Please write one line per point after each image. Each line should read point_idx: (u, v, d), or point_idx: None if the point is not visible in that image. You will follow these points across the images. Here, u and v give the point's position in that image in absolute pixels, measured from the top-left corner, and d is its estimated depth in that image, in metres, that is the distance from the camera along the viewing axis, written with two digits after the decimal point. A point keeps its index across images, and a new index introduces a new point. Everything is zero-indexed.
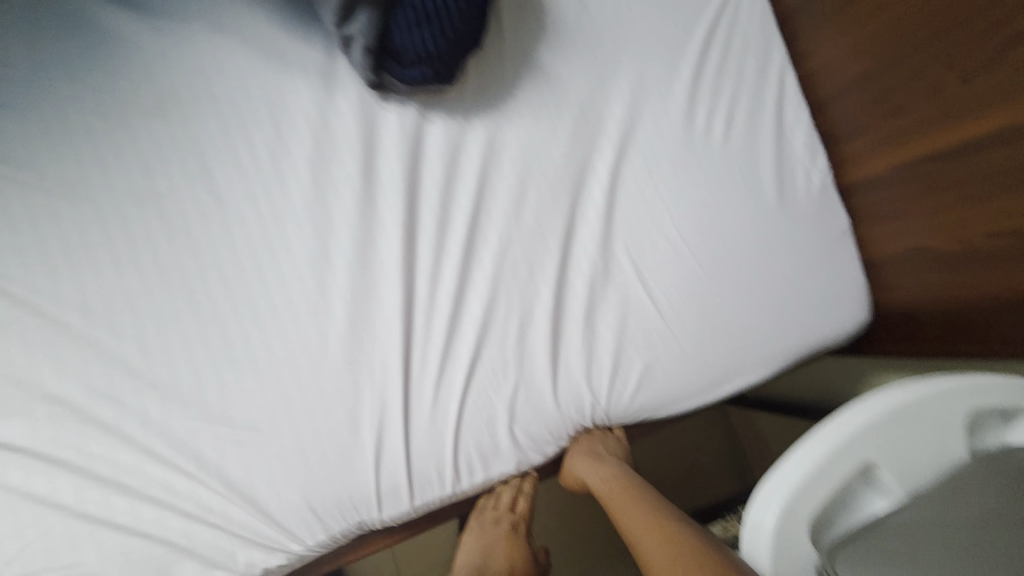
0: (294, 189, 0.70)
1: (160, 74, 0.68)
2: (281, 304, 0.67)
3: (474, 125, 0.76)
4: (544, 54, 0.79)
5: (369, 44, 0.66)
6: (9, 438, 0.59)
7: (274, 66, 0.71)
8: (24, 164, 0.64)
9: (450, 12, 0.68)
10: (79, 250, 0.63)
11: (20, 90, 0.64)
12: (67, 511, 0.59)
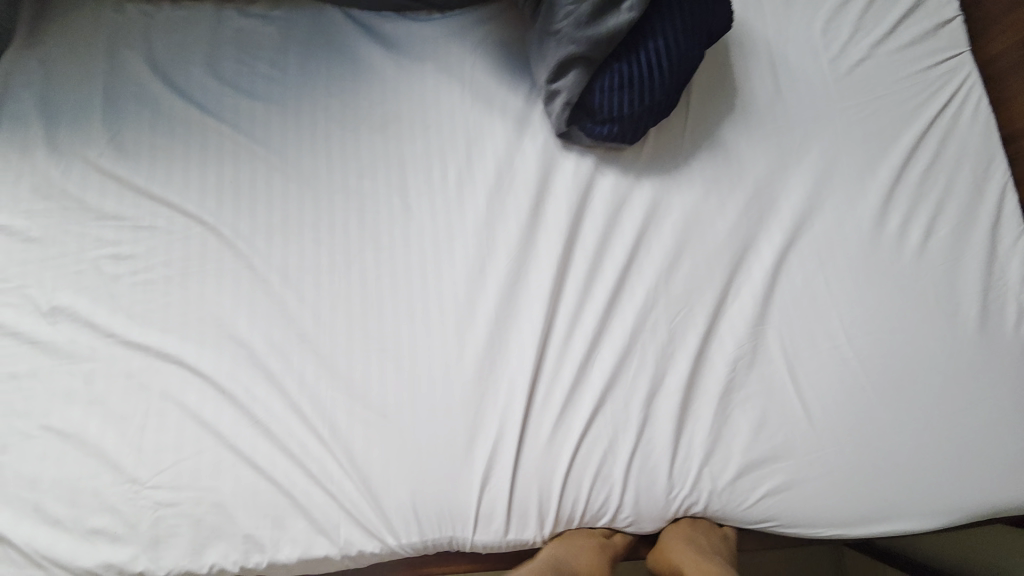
0: (469, 210, 0.77)
1: (390, 100, 0.81)
2: (434, 309, 0.72)
3: (642, 184, 0.78)
4: (728, 131, 0.80)
5: (570, 100, 0.72)
6: (199, 362, 0.67)
7: (479, 109, 0.81)
8: (274, 146, 0.77)
9: (653, 82, 0.71)
10: (294, 226, 0.74)
11: (288, 90, 0.79)
12: (221, 439, 0.64)
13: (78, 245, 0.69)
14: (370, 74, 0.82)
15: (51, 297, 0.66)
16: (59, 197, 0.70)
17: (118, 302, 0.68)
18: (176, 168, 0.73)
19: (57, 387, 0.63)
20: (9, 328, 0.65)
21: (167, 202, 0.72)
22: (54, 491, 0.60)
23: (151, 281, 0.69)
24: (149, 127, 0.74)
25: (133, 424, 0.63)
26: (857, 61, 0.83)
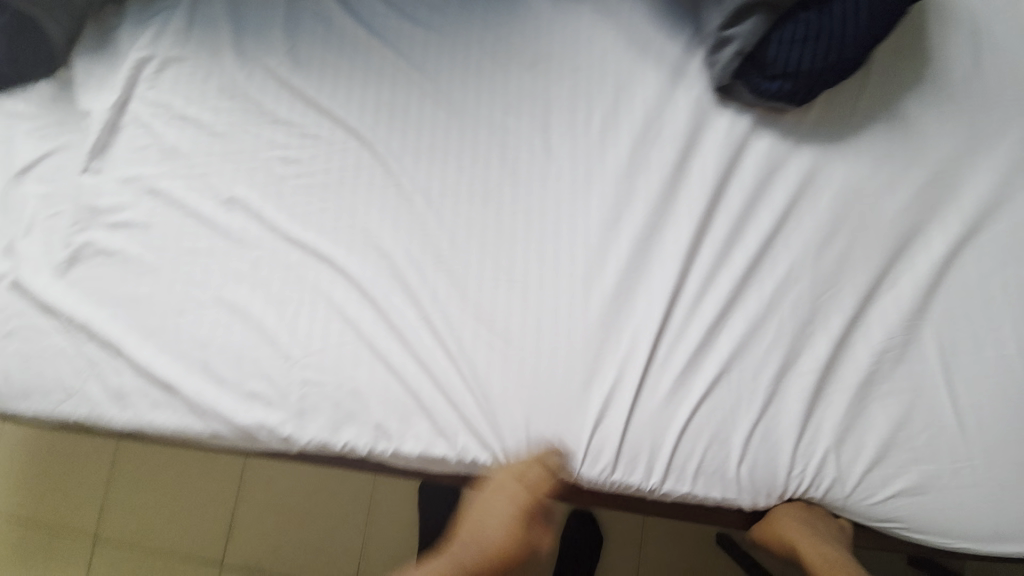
0: (611, 157, 0.75)
1: (543, 36, 0.79)
2: (566, 250, 0.72)
3: (802, 150, 0.71)
4: (910, 103, 0.71)
5: (741, 49, 0.67)
6: (349, 265, 0.71)
7: (633, 54, 0.77)
8: (429, 72, 0.78)
9: (843, 35, 0.64)
10: (440, 151, 0.76)
11: (446, 16, 0.79)
12: (361, 336, 0.70)
13: (253, 144, 0.74)
14: (525, 7, 0.80)
15: (228, 188, 0.72)
16: (241, 98, 0.75)
17: (282, 201, 0.73)
18: (342, 82, 0.76)
19: (229, 266, 0.70)
20: (189, 209, 0.71)
21: (331, 114, 0.75)
22: (222, 354, 0.67)
23: (310, 186, 0.74)
24: (323, 40, 0.77)
25: (289, 308, 0.70)
26: None
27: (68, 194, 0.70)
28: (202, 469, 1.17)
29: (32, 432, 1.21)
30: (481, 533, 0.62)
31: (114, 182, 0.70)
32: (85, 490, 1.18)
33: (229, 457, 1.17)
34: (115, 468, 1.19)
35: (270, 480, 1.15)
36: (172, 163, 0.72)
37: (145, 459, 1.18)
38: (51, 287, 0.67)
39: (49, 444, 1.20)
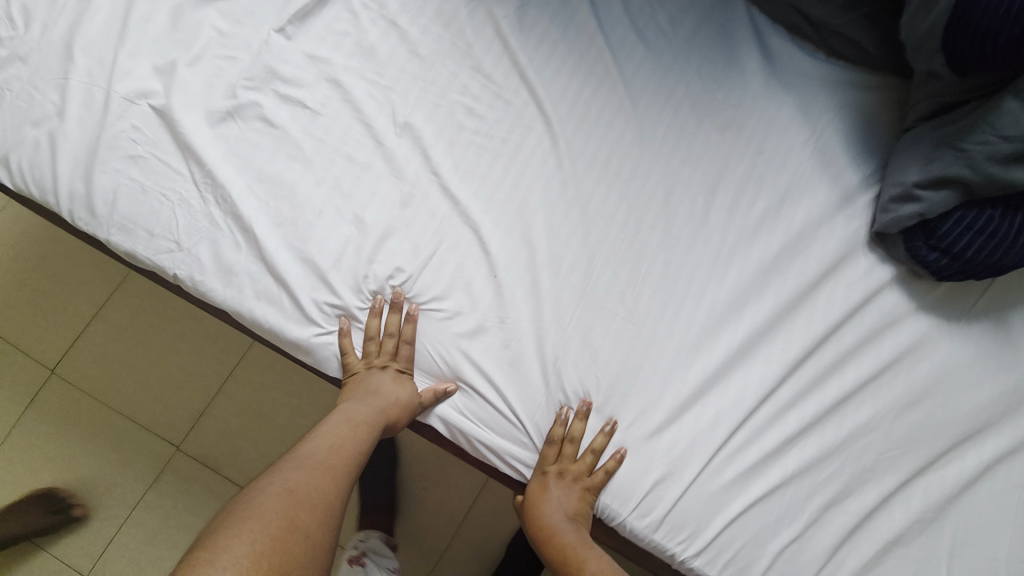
0: (758, 247, 0.77)
1: (743, 108, 0.80)
2: (687, 312, 0.73)
3: (918, 316, 0.77)
4: (1021, 318, 0.77)
5: (924, 212, 0.72)
6: (490, 238, 0.69)
7: (814, 165, 0.80)
8: (632, 90, 0.77)
9: (1014, 243, 0.69)
10: (611, 170, 0.76)
11: (669, 48, 0.79)
12: (475, 310, 0.68)
13: (448, 82, 0.71)
14: (738, 74, 0.81)
15: (407, 112, 0.69)
16: (456, 33, 0.72)
17: (452, 148, 0.71)
18: (553, 62, 0.75)
19: (379, 189, 0.67)
20: (363, 115, 0.67)
21: (531, 87, 0.73)
22: (340, 273, 0.64)
23: (483, 146, 0.72)
24: (553, 15, 0.75)
25: (421, 256, 0.67)
26: None
27: (249, 44, 0.65)
28: (203, 337, 1.10)
29: (43, 223, 1.12)
30: (377, 402, 0.61)
31: (301, 55, 0.66)
32: (71, 305, 1.10)
33: (236, 337, 1.10)
34: (113, 299, 1.11)
35: (267, 378, 1.09)
36: (364, 63, 0.68)
37: (147, 303, 1.10)
38: (198, 130, 0.62)
39: (54, 244, 1.11)
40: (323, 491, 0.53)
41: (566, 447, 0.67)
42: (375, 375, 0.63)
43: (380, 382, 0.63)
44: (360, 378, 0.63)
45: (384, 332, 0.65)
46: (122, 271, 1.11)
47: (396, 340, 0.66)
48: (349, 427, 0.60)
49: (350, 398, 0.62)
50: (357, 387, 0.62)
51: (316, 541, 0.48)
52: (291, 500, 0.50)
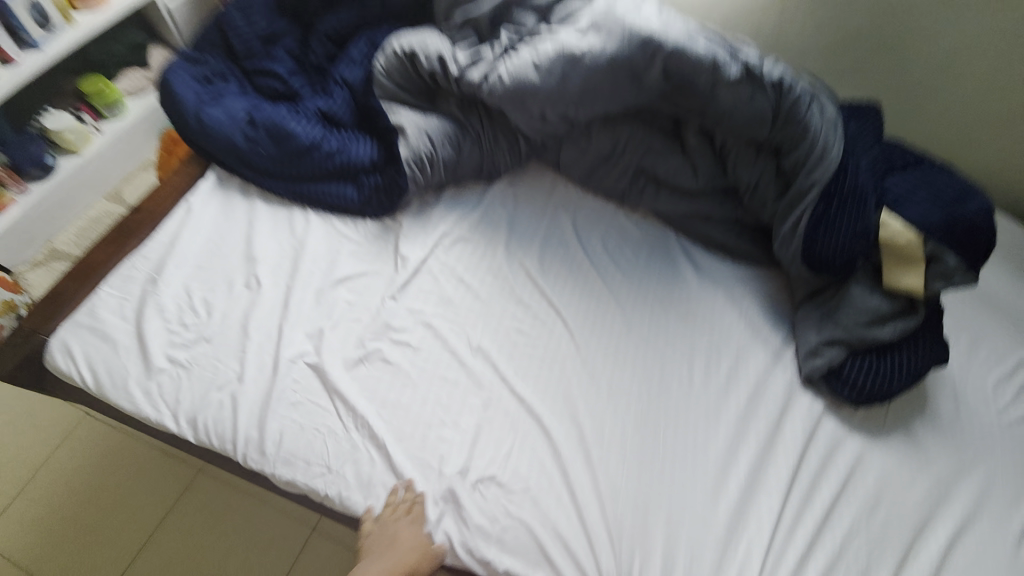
0: (733, 400, 1.06)
1: (693, 302, 1.16)
2: (700, 461, 0.97)
3: (854, 436, 1.06)
4: (918, 427, 1.09)
5: (830, 363, 1.05)
6: (551, 425, 0.92)
7: (751, 335, 1.14)
8: (620, 302, 1.11)
9: (888, 379, 1.03)
10: (622, 359, 1.04)
11: (637, 270, 1.16)
12: (551, 484, 0.87)
13: (501, 312, 1.01)
14: (685, 279, 1.18)
15: (478, 339, 0.97)
16: (502, 279, 1.05)
17: (512, 359, 0.97)
18: (568, 289, 1.08)
19: (467, 399, 0.90)
20: (449, 346, 0.94)
21: (556, 308, 1.05)
22: (449, 472, 0.83)
23: (532, 354, 0.99)
24: (561, 259, 1.11)
25: (504, 448, 0.88)
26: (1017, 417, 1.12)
27: (369, 309, 0.93)
28: (259, 538, 1.13)
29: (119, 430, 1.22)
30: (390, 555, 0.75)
31: (404, 311, 0.95)
32: (140, 509, 1.15)
33: (304, 513, 1.15)
34: (183, 497, 1.16)
35: (331, 560, 1.10)
36: (444, 309, 0.98)
37: (215, 495, 1.16)
38: (340, 376, 0.85)
39: (127, 451, 1.20)
40: None
41: None
42: (386, 531, 0.77)
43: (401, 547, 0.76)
44: (376, 535, 0.77)
45: (398, 509, 0.79)
46: (194, 467, 1.19)
47: (410, 517, 0.78)
48: None
49: (372, 553, 0.77)
50: (379, 533, 0.77)
51: None
52: None
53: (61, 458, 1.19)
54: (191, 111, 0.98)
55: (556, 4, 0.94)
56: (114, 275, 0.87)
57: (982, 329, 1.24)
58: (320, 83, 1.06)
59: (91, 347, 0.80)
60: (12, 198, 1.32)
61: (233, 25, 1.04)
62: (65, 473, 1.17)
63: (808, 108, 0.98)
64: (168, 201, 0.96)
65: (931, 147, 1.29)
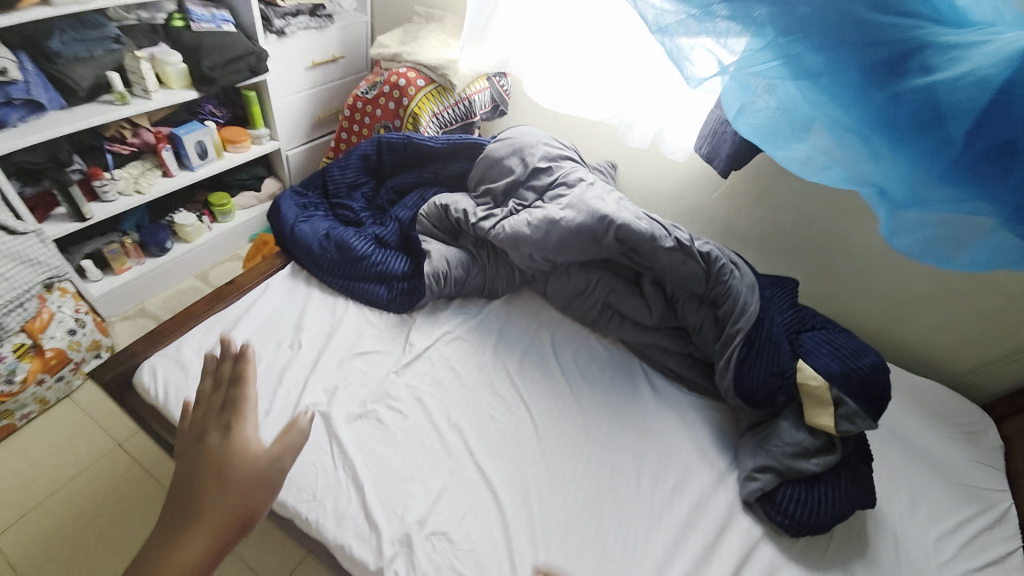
0: (676, 511, 1.16)
1: (648, 419, 1.33)
2: (637, 563, 1.06)
3: (791, 566, 1.13)
4: (856, 569, 1.15)
5: (762, 487, 1.18)
6: (505, 501, 1.06)
7: (697, 455, 1.29)
8: (582, 409, 1.31)
9: (818, 510, 1.13)
10: (577, 456, 1.20)
11: (601, 385, 1.38)
12: (497, 553, 0.99)
13: (480, 400, 1.24)
14: (643, 399, 1.38)
15: (456, 418, 1.18)
16: (487, 375, 1.30)
17: (482, 439, 1.16)
18: (539, 390, 1.31)
19: (438, 464, 1.09)
20: (433, 418, 1.16)
21: (526, 404, 1.27)
22: (409, 520, 0.98)
23: (499, 437, 1.18)
24: (537, 366, 1.36)
25: (461, 511, 1.02)
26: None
27: (375, 378, 1.19)
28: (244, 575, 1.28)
29: (129, 468, 1.39)
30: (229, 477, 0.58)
31: (403, 385, 1.20)
32: (126, 546, 1.26)
33: (291, 551, 1.33)
34: None
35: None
36: (435, 389, 1.22)
37: None
38: (341, 425, 1.09)
39: (131, 488, 1.35)
40: None
41: None
42: (220, 451, 0.60)
43: (224, 459, 0.60)
44: (210, 456, 0.60)
45: (221, 378, 0.69)
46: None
47: (226, 398, 0.66)
48: (213, 523, 0.56)
49: (200, 486, 0.58)
50: (199, 459, 0.61)
51: None
52: None
53: (74, 489, 1.34)
54: (287, 224, 1.39)
55: (549, 185, 1.35)
56: (202, 324, 1.18)
57: (923, 485, 1.32)
58: (380, 217, 1.49)
59: (169, 371, 1.07)
60: (130, 265, 1.72)
61: (331, 175, 1.52)
62: (73, 503, 1.32)
63: (730, 273, 1.30)
64: (251, 281, 1.32)
65: (843, 300, 1.67)
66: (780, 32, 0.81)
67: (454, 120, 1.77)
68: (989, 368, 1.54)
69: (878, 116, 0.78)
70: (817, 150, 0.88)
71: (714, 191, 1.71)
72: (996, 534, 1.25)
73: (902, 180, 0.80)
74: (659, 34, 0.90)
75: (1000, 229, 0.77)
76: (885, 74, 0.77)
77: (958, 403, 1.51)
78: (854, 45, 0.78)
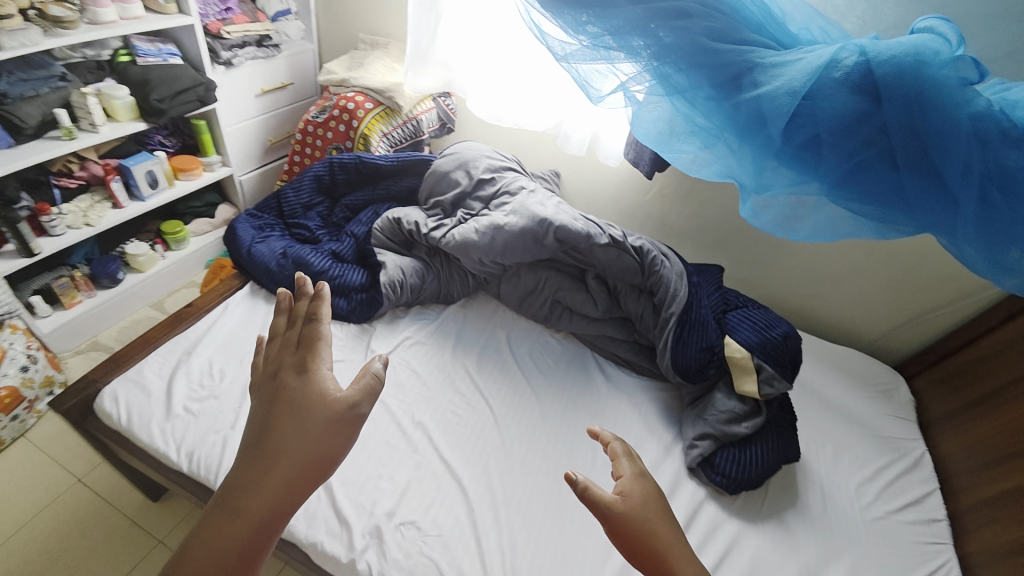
0: None
1: (600, 403, 1.44)
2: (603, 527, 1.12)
3: (732, 521, 1.25)
4: (790, 518, 1.28)
5: (702, 452, 1.31)
6: (468, 488, 1.14)
7: (646, 431, 1.40)
8: (538, 398, 1.39)
9: (750, 467, 1.27)
10: (535, 440, 1.28)
11: (554, 375, 1.47)
12: (464, 535, 1.06)
13: (440, 398, 1.32)
14: (594, 384, 1.48)
15: (419, 416, 1.25)
16: (446, 374, 1.38)
17: (445, 434, 1.24)
18: (497, 384, 1.40)
19: (403, 459, 1.16)
20: (396, 417, 1.23)
21: (484, 396, 1.35)
22: (376, 513, 1.05)
23: (460, 430, 1.26)
24: (493, 362, 1.45)
25: (427, 500, 1.09)
26: (879, 515, 1.31)
27: None
28: None
29: (91, 503, 1.38)
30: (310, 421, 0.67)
31: None
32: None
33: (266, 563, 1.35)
34: (140, 565, 1.28)
35: None
36: (397, 392, 1.29)
37: None
38: None
39: (96, 521, 1.34)
40: (235, 536, 0.62)
41: (622, 461, 0.79)
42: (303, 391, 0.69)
43: (305, 404, 0.68)
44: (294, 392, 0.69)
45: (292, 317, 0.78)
46: (153, 541, 1.32)
47: (299, 336, 0.75)
48: (294, 470, 0.65)
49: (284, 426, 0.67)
50: (284, 397, 0.69)
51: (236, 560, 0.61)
52: (209, 547, 0.61)
53: (32, 529, 1.32)
54: (244, 246, 1.44)
55: (493, 196, 1.46)
56: (162, 347, 1.21)
57: (845, 440, 1.49)
58: (336, 233, 1.55)
59: (131, 395, 1.09)
60: (80, 299, 1.70)
61: (285, 198, 1.58)
62: (32, 542, 1.29)
63: (661, 264, 1.44)
64: (210, 302, 1.34)
65: (765, 283, 1.87)
66: (649, 57, 0.92)
67: (404, 139, 1.87)
68: (897, 329, 1.74)
69: (728, 122, 0.92)
70: (691, 153, 1.01)
71: (648, 191, 1.87)
72: (913, 476, 1.41)
73: (753, 172, 0.94)
74: (561, 61, 0.99)
75: (823, 205, 0.98)
76: (729, 88, 0.90)
77: (871, 365, 1.71)
78: (705, 65, 0.90)
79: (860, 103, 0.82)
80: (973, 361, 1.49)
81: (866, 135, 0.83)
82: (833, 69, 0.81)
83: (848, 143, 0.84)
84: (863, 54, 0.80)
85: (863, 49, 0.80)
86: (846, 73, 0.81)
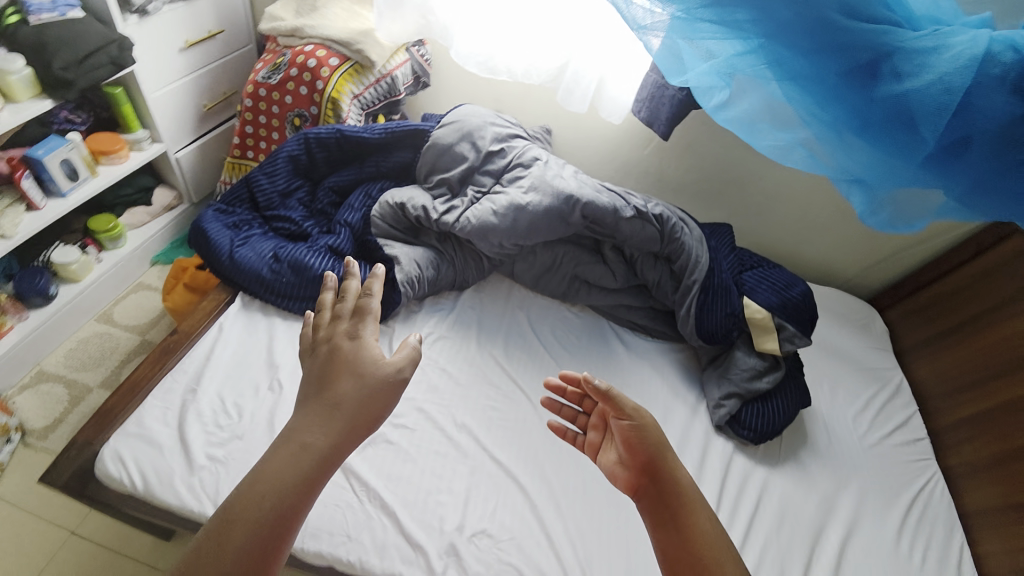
0: None
1: (628, 374, 1.44)
2: None
3: (759, 469, 1.36)
4: (805, 456, 1.42)
5: (729, 411, 1.38)
6: (526, 484, 1.13)
7: (673, 395, 1.44)
8: None
9: (773, 419, 1.36)
10: None
11: (584, 353, 1.45)
12: (533, 533, 1.06)
13: (476, 395, 1.26)
14: (620, 354, 1.47)
15: (460, 418, 1.20)
16: (479, 368, 1.31)
17: (490, 432, 1.20)
18: (532, 370, 1.35)
19: (456, 467, 1.12)
20: (438, 424, 1.18)
21: (518, 384, 1.31)
22: (445, 529, 1.03)
23: (504, 425, 1.22)
24: (522, 348, 1.39)
25: (490, 505, 1.08)
26: (874, 442, 1.49)
27: None
28: None
29: (95, 555, 1.23)
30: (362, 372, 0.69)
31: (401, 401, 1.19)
32: None
33: None
34: None
35: None
36: (432, 395, 1.23)
37: None
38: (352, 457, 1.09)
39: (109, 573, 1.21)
40: (290, 474, 0.62)
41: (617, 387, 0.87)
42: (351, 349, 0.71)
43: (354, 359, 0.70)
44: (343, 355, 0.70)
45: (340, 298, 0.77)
46: None
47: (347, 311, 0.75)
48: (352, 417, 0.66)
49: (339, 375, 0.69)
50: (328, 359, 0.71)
51: (291, 501, 0.62)
52: (261, 485, 0.61)
53: None
54: (224, 252, 1.23)
55: (505, 169, 1.33)
56: (158, 388, 1.04)
57: (839, 376, 1.63)
58: (325, 224, 1.36)
59: (141, 452, 0.95)
60: (11, 325, 1.42)
61: (258, 186, 1.35)
62: None
63: (681, 231, 1.42)
64: (200, 325, 1.17)
65: (756, 234, 1.92)
66: (761, 36, 0.89)
67: (377, 100, 1.62)
68: (874, 266, 1.88)
69: (850, 116, 0.89)
70: (793, 140, 1.02)
71: (646, 146, 1.79)
72: (896, 402, 1.59)
73: (869, 167, 0.93)
74: (638, 31, 0.94)
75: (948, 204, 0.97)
76: (862, 77, 0.87)
77: (852, 301, 1.85)
78: (832, 50, 0.86)
79: (1017, 105, 0.80)
80: (944, 293, 1.65)
81: (1015, 138, 0.82)
82: (991, 65, 0.79)
83: (995, 144, 0.82)
84: (1019, 51, 0.79)
85: (1018, 47, 0.79)
86: (1004, 70, 0.79)
